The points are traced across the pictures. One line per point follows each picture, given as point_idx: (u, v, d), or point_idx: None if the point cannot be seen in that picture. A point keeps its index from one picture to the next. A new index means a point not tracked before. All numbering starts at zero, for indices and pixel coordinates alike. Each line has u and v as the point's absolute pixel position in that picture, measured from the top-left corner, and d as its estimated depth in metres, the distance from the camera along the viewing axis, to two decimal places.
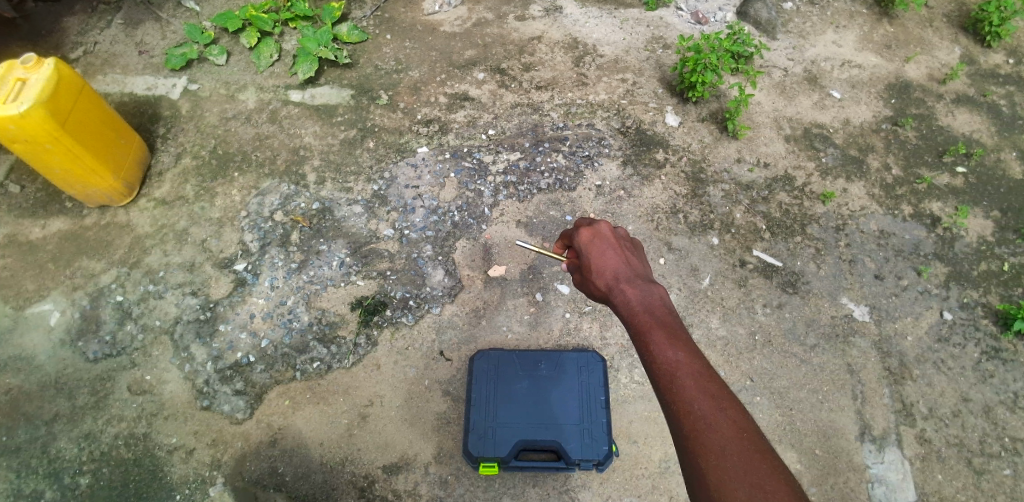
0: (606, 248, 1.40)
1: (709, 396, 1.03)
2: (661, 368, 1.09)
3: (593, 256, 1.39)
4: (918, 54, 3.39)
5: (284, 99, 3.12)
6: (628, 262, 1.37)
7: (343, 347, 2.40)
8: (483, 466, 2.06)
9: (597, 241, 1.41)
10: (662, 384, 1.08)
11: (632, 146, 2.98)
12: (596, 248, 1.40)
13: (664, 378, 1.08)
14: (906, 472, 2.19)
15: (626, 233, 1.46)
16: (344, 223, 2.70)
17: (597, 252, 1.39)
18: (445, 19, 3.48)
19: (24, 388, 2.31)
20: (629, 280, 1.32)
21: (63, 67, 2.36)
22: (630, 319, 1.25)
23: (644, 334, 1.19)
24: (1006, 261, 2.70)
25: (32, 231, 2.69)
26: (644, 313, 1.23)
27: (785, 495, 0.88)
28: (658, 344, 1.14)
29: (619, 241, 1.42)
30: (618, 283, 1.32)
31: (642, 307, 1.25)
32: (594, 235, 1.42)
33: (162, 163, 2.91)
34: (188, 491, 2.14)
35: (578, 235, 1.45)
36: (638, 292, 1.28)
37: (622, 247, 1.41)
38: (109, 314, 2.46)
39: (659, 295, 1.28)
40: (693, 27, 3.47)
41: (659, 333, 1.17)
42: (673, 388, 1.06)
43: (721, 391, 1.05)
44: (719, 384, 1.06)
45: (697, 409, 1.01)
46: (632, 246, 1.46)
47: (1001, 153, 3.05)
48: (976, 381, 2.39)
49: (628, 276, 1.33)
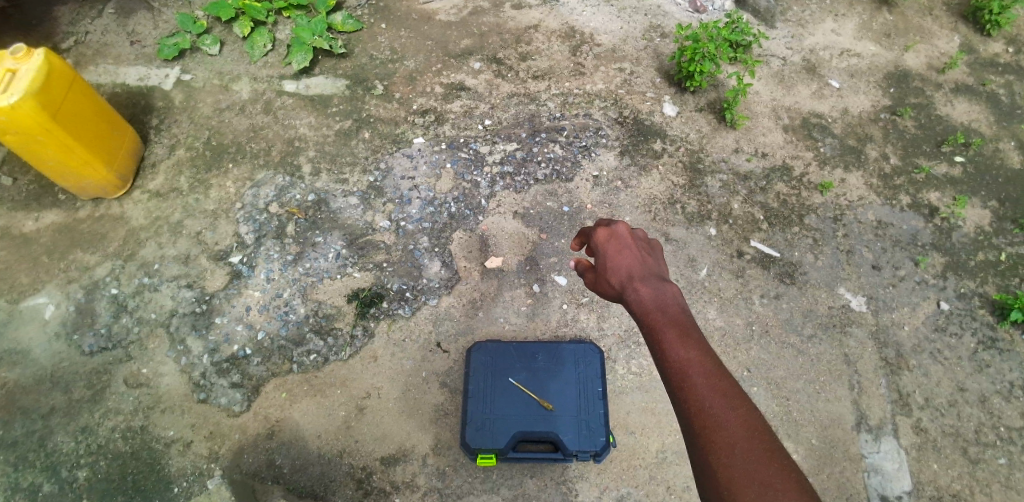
0: (622, 247, 1.36)
1: (722, 394, 1.02)
2: (673, 367, 1.08)
3: (609, 254, 1.36)
4: (917, 43, 3.37)
5: (278, 89, 3.09)
6: (644, 261, 1.33)
7: (340, 340, 2.39)
8: (481, 458, 2.05)
9: (613, 241, 1.38)
10: (674, 382, 1.06)
11: (629, 136, 2.96)
12: (614, 248, 1.37)
13: (675, 377, 1.06)
14: (901, 461, 2.20)
15: (646, 233, 1.42)
16: (340, 215, 2.68)
17: (612, 251, 1.36)
18: (440, 8, 3.44)
19: (20, 382, 2.30)
20: (643, 279, 1.29)
21: (53, 57, 2.32)
22: (642, 318, 1.22)
23: (656, 334, 1.16)
24: (1003, 251, 2.70)
25: (25, 224, 2.67)
26: (657, 311, 1.21)
27: (796, 495, 0.86)
28: (670, 344, 1.12)
29: (636, 241, 1.39)
30: (632, 282, 1.29)
31: (655, 306, 1.22)
32: (611, 235, 1.39)
33: (156, 154, 2.88)
34: (187, 484, 2.13)
35: (594, 234, 1.42)
36: (653, 292, 1.24)
37: (638, 247, 1.37)
38: (105, 307, 2.45)
39: (673, 295, 1.24)
40: (692, 15, 3.44)
41: (670, 332, 1.15)
42: (685, 387, 1.04)
43: (734, 390, 1.03)
44: (730, 382, 1.05)
45: (709, 408, 1.00)
46: (651, 246, 1.42)
47: (1000, 143, 3.04)
48: (972, 371, 2.39)
49: (643, 275, 1.30)
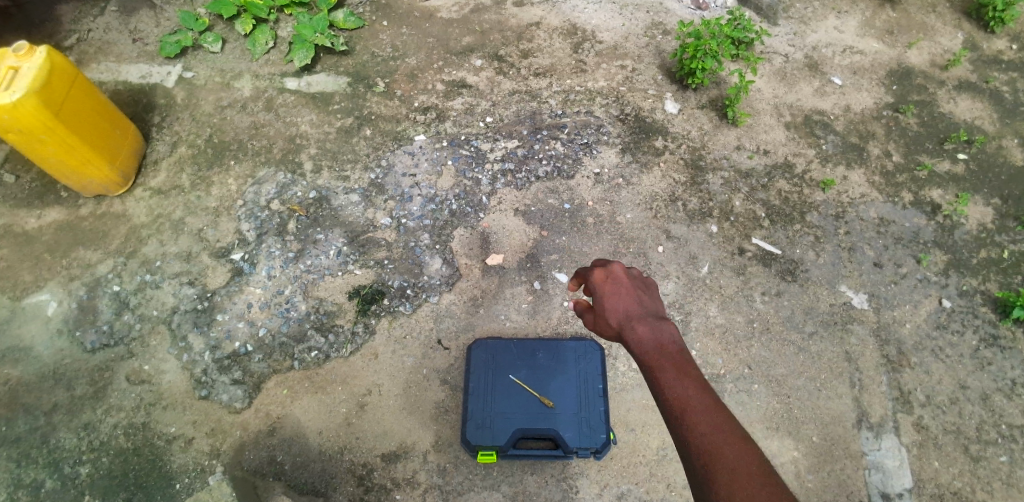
0: (618, 287, 1.32)
1: (727, 438, 1.00)
2: (676, 413, 1.05)
3: (606, 294, 1.31)
4: (920, 40, 3.36)
5: (279, 87, 3.09)
6: (641, 300, 1.29)
7: (341, 337, 2.39)
8: (481, 455, 2.06)
9: (610, 281, 1.33)
10: (679, 429, 1.04)
11: (630, 133, 2.96)
12: (610, 287, 1.32)
13: (680, 424, 1.04)
14: (902, 459, 2.20)
15: (641, 272, 1.38)
16: (341, 212, 2.68)
17: (609, 291, 1.31)
18: (441, 5, 3.44)
19: (23, 379, 2.30)
20: (642, 318, 1.24)
21: (55, 55, 2.34)
22: (643, 360, 1.18)
23: (657, 375, 1.13)
24: (1006, 249, 2.68)
25: (28, 222, 2.68)
26: (657, 352, 1.17)
27: None
28: (673, 388, 1.09)
29: (633, 279, 1.34)
30: (630, 321, 1.24)
31: (654, 344, 1.18)
32: (607, 275, 1.34)
33: (157, 152, 2.89)
34: (189, 480, 2.14)
35: (590, 274, 1.38)
36: (651, 331, 1.20)
37: (634, 285, 1.33)
38: (107, 304, 2.45)
39: (673, 333, 1.20)
40: (694, 12, 3.43)
41: (672, 374, 1.11)
42: (691, 434, 1.02)
43: (737, 432, 1.01)
44: (734, 423, 1.03)
45: (715, 452, 0.98)
46: (647, 284, 1.37)
47: (1003, 140, 3.02)
48: (974, 369, 2.39)
49: (641, 314, 1.26)
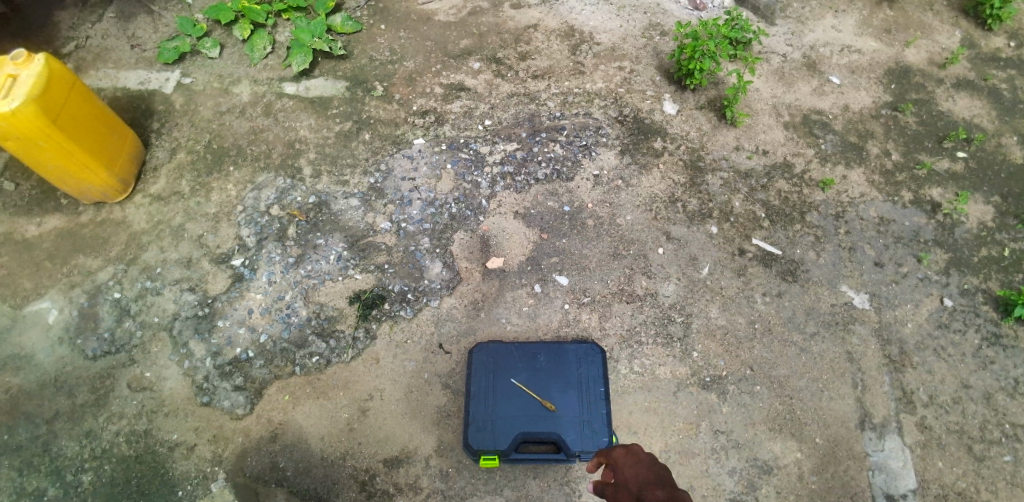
0: (637, 459, 1.27)
1: None
2: None
3: (624, 465, 1.26)
4: (918, 38, 3.36)
5: (278, 92, 3.09)
6: (659, 475, 1.23)
7: (342, 342, 2.39)
8: (483, 459, 2.04)
9: (629, 454, 1.29)
10: None
11: (629, 135, 2.96)
12: (628, 465, 1.26)
13: None
14: (906, 460, 2.19)
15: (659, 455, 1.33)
16: (341, 217, 2.68)
17: (627, 461, 1.27)
18: (439, 8, 3.44)
19: (24, 387, 2.30)
20: (658, 488, 1.17)
21: (54, 62, 2.34)
22: None
23: None
24: (1006, 247, 2.68)
25: (27, 230, 2.68)
26: None
27: None
28: None
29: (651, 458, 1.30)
30: (646, 491, 1.17)
31: None
32: (627, 449, 1.31)
33: (156, 158, 2.89)
34: (191, 488, 2.14)
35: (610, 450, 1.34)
36: (667, 497, 1.13)
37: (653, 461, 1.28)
38: (107, 311, 2.45)
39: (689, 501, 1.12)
40: (691, 13, 3.43)
41: None
42: None
43: None
44: None
45: None
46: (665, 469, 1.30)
47: (1002, 138, 3.02)
48: (976, 368, 2.38)
49: (658, 487, 1.18)
